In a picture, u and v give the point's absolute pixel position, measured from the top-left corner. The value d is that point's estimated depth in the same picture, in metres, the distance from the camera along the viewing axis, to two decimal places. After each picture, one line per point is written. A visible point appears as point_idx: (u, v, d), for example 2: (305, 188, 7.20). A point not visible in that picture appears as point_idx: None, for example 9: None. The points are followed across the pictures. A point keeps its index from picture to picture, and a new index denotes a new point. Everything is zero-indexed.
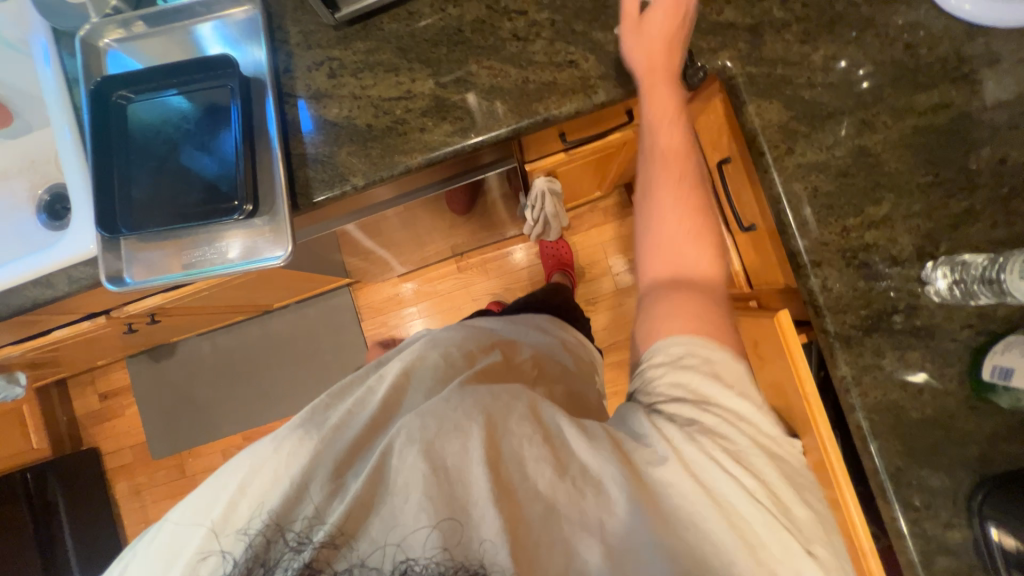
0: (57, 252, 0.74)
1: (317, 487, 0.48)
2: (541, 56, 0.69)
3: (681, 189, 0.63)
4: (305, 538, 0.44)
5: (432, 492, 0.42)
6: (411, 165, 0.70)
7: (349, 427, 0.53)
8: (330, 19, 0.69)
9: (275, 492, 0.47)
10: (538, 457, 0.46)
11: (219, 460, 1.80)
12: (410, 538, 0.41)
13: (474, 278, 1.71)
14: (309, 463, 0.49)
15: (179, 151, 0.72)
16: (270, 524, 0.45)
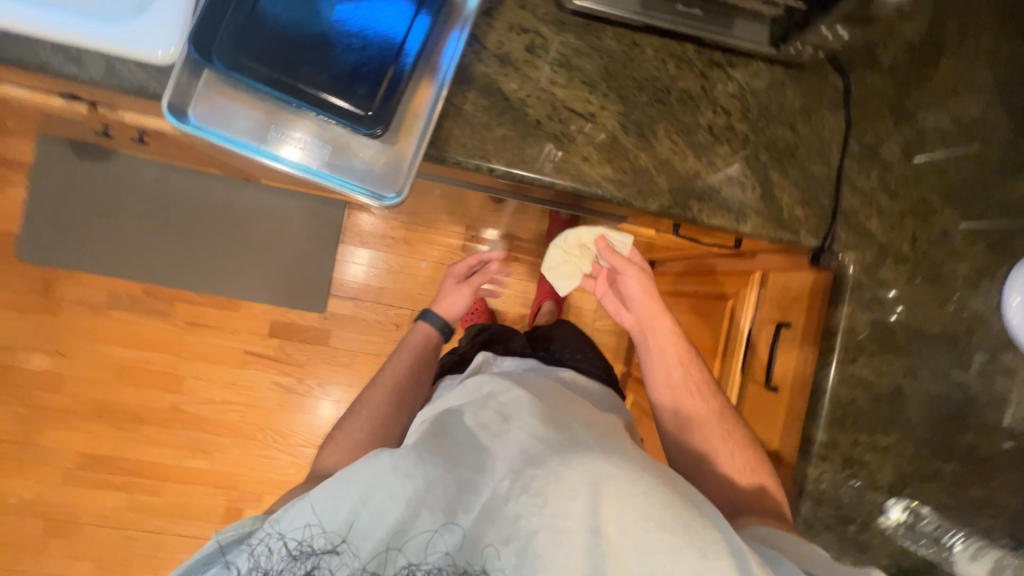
0: (109, 32, 0.57)
1: (371, 511, 0.51)
2: (720, 162, 0.69)
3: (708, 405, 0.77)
4: (326, 552, 0.49)
5: (472, 517, 0.51)
6: (557, 185, 0.66)
7: (430, 453, 0.56)
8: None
9: (336, 502, 0.51)
10: (630, 519, 0.48)
11: (102, 300, 1.53)
12: (416, 547, 0.50)
13: None
14: (378, 482, 0.52)
15: (330, 20, 0.60)
16: (286, 537, 0.50)
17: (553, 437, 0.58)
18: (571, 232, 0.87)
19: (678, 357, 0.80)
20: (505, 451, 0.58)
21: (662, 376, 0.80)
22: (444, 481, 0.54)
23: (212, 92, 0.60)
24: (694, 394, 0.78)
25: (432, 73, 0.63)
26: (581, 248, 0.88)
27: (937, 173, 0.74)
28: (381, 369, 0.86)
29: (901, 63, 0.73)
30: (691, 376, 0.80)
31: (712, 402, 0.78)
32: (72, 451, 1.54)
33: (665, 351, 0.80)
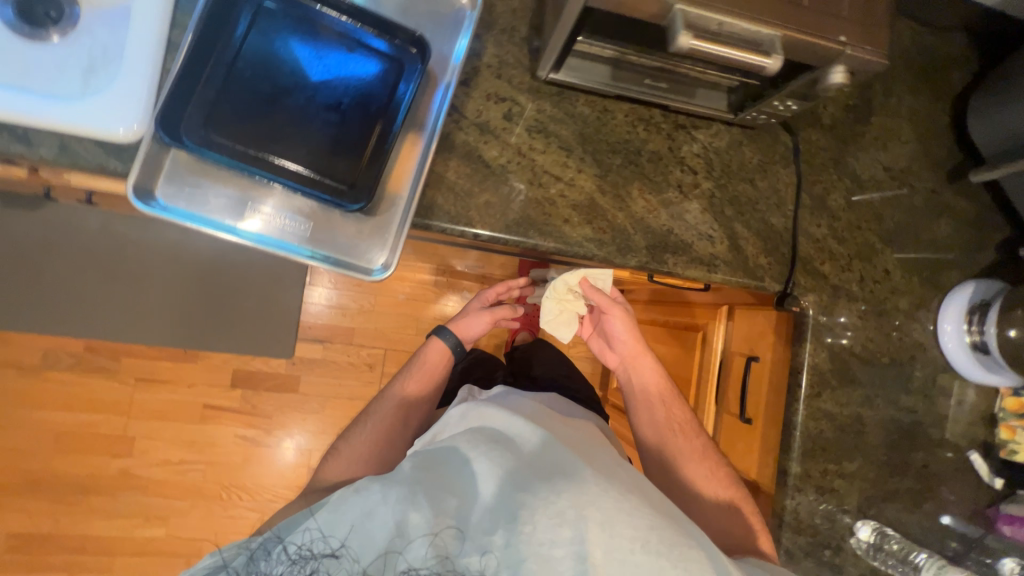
0: (64, 112, 0.55)
1: (363, 523, 0.51)
2: (689, 218, 0.74)
3: (692, 440, 0.78)
4: (326, 556, 0.50)
5: (453, 529, 0.52)
6: (540, 247, 0.68)
7: (420, 475, 0.56)
8: (540, 73, 0.66)
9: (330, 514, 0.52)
10: (608, 530, 0.50)
11: (34, 359, 1.39)
12: (408, 551, 0.50)
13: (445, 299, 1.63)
14: (367, 501, 0.52)
15: (307, 96, 0.59)
16: (289, 546, 0.51)
17: (544, 464, 0.59)
18: (558, 279, 0.81)
19: (659, 393, 0.82)
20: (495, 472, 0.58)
21: (646, 413, 0.81)
22: (433, 502, 0.53)
23: (182, 171, 0.58)
24: (676, 430, 0.78)
25: (414, 144, 0.64)
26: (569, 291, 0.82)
27: (876, 218, 0.83)
28: (392, 379, 0.79)
29: (838, 122, 0.81)
30: (673, 415, 0.80)
31: (695, 439, 0.78)
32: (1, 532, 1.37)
33: (646, 389, 0.82)
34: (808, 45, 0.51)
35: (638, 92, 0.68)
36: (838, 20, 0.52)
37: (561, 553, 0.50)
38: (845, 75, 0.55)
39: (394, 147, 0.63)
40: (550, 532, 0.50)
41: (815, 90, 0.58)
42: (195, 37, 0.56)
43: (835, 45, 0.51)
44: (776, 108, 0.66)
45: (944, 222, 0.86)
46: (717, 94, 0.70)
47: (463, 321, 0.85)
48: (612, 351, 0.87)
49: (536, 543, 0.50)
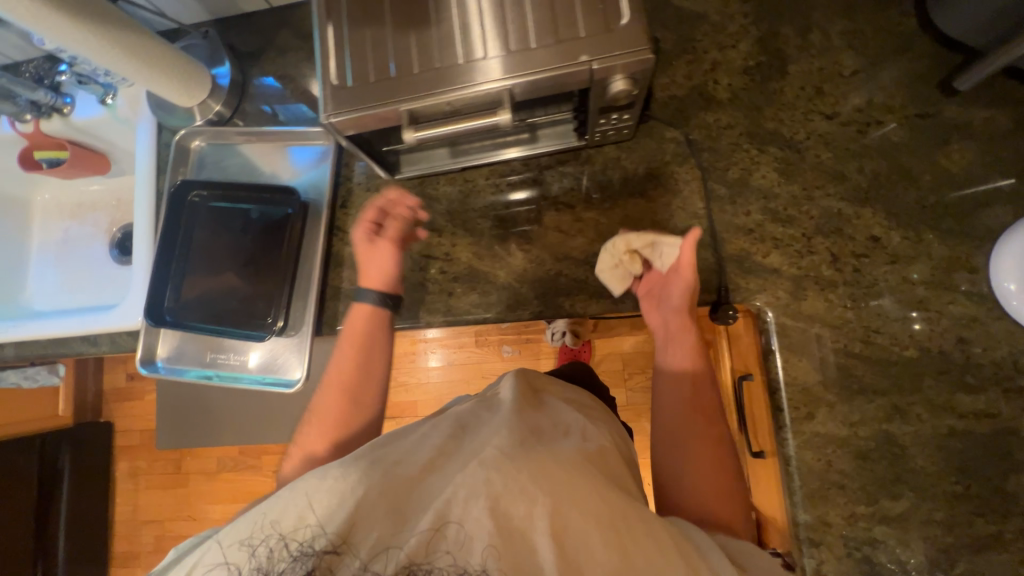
0: (109, 319, 0.82)
1: (341, 508, 0.42)
2: (577, 253, 0.70)
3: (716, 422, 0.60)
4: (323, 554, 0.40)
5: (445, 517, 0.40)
6: (432, 324, 0.72)
7: (388, 463, 0.47)
8: (391, 176, 0.73)
9: (309, 508, 0.43)
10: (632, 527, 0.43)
11: (213, 465, 1.86)
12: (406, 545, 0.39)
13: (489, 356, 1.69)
14: (344, 494, 0.43)
15: (233, 258, 0.78)
16: (288, 538, 0.42)
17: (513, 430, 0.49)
18: (616, 239, 0.65)
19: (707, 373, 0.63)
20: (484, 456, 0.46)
21: (675, 389, 0.62)
22: (406, 490, 0.44)
23: (168, 339, 0.80)
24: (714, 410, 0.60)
25: (313, 271, 0.78)
26: (628, 253, 0.65)
27: (835, 179, 0.65)
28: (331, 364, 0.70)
29: (741, 90, 0.69)
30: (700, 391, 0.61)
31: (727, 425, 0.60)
32: None
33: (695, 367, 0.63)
34: (544, 81, 0.50)
35: (481, 158, 0.71)
36: (576, 40, 0.49)
37: (568, 542, 0.40)
38: (625, 81, 0.51)
39: (297, 279, 0.77)
40: (518, 509, 0.40)
41: (608, 101, 0.54)
42: (162, 244, 0.80)
43: (575, 67, 0.49)
44: (611, 123, 0.62)
45: (958, 148, 0.63)
46: (559, 130, 0.68)
47: (368, 250, 0.71)
48: (659, 311, 0.66)
49: (503, 521, 0.39)
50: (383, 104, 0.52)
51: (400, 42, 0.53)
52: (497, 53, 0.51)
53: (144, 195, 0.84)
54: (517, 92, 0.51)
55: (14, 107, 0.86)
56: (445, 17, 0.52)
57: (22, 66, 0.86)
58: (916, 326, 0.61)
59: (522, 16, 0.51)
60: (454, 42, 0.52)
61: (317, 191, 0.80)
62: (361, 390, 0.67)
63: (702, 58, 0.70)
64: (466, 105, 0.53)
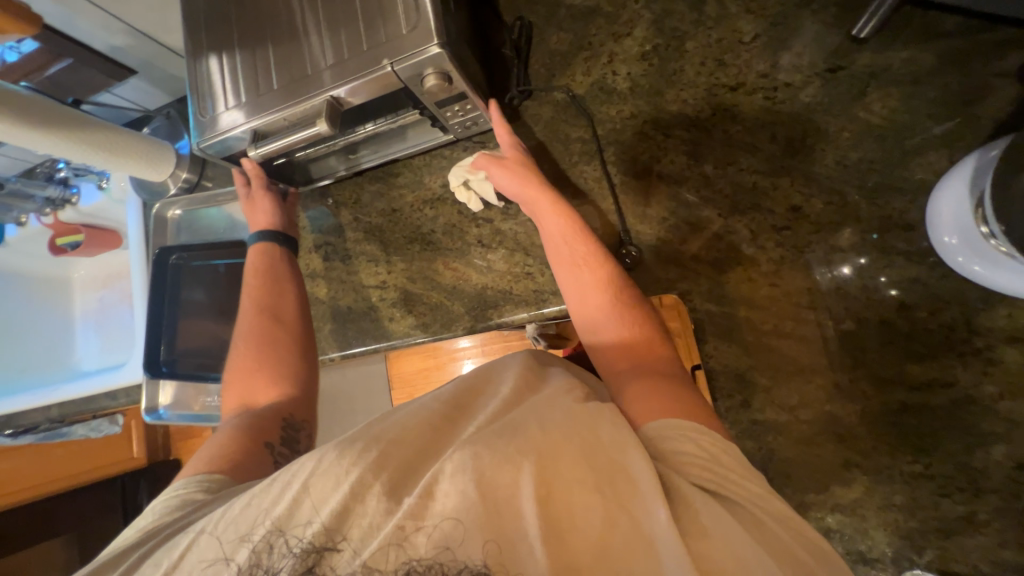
0: (123, 376, 0.95)
1: (330, 490, 0.36)
2: (501, 265, 0.72)
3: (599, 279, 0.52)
4: (324, 548, 0.35)
5: (452, 499, 0.34)
6: (379, 349, 0.77)
7: (386, 430, 0.40)
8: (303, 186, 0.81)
9: (304, 495, 0.37)
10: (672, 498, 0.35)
11: None
12: (411, 538, 0.34)
13: None
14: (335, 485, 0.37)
15: (220, 309, 0.91)
16: (287, 534, 0.36)
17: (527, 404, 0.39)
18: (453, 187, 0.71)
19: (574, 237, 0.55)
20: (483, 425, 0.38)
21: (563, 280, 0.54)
22: (404, 477, 0.37)
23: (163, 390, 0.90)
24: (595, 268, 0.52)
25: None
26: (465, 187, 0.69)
27: (746, 151, 0.62)
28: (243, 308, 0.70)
29: (640, 76, 0.67)
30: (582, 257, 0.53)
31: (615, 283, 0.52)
32: None
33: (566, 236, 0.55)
34: (357, 85, 0.54)
35: (371, 160, 0.75)
36: (378, 47, 0.52)
37: (590, 520, 0.33)
38: (437, 75, 0.53)
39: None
40: (504, 480, 0.34)
41: (432, 95, 0.57)
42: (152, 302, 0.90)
43: (379, 72, 0.52)
44: (460, 114, 0.65)
45: (878, 97, 0.58)
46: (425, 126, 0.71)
47: (253, 205, 0.75)
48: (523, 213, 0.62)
49: (488, 492, 0.34)
50: (231, 127, 0.59)
51: (246, 78, 0.58)
52: (384, 41, 0.52)
53: (138, 264, 0.96)
54: (345, 99, 0.55)
55: (34, 205, 1.02)
56: (296, 57, 0.56)
57: (37, 168, 1.03)
58: (892, 293, 0.56)
59: (341, 38, 0.54)
60: (285, 67, 0.57)
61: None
62: (281, 311, 0.68)
63: (599, 52, 0.69)
64: (301, 118, 0.57)
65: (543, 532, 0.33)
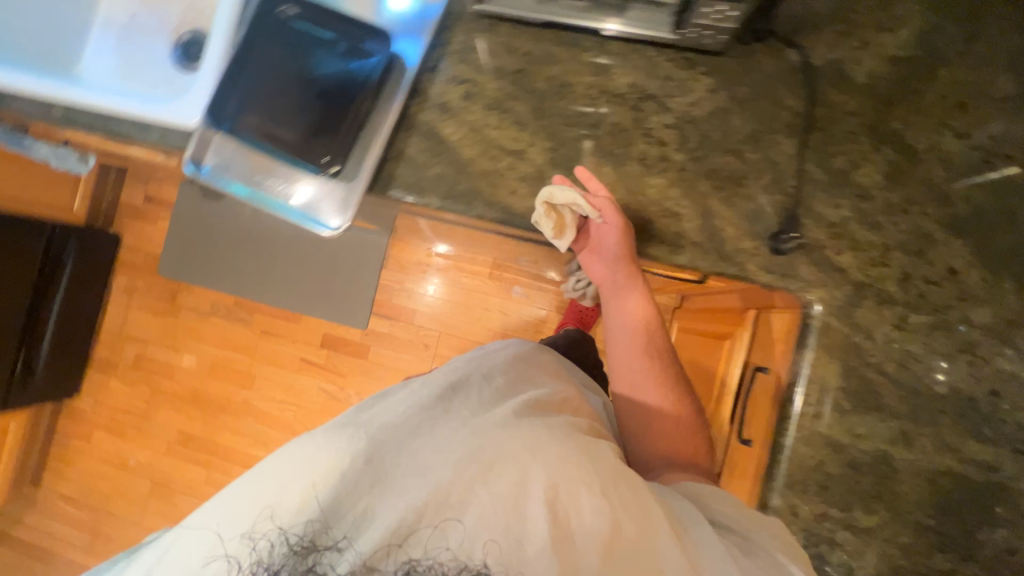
0: (163, 109, 0.79)
1: (330, 482, 0.52)
2: (652, 193, 0.68)
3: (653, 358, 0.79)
4: (328, 549, 0.50)
5: (438, 496, 0.51)
6: (487, 216, 0.71)
7: (384, 437, 0.56)
8: (477, 6, 0.71)
9: (309, 499, 0.52)
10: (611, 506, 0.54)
11: (210, 306, 1.93)
12: (412, 542, 0.50)
13: (514, 295, 1.74)
14: (333, 484, 0.52)
15: (306, 85, 0.74)
16: (287, 534, 0.51)
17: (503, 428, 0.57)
18: (545, 189, 0.67)
19: (646, 321, 0.82)
20: (467, 445, 0.55)
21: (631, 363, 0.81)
22: (389, 476, 0.53)
23: (216, 145, 0.78)
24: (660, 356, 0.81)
25: (386, 112, 0.74)
26: (552, 209, 0.68)
27: (938, 200, 0.62)
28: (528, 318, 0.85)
29: (881, 79, 0.64)
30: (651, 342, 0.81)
31: (671, 365, 0.81)
32: (173, 428, 1.93)
33: (646, 318, 0.82)
34: None
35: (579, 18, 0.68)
36: None
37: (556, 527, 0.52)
38: None
39: (368, 116, 0.74)
40: (507, 485, 0.52)
41: None
42: (236, 47, 0.75)
43: None
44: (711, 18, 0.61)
45: None
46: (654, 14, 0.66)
47: None
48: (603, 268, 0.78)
49: (472, 505, 0.51)
50: None
51: None
52: None
53: None
54: None
55: None
56: None
57: None
58: (991, 375, 0.60)
59: None
60: None
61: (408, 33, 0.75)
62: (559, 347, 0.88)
63: (855, 33, 0.65)
64: None
65: (551, 533, 0.51)
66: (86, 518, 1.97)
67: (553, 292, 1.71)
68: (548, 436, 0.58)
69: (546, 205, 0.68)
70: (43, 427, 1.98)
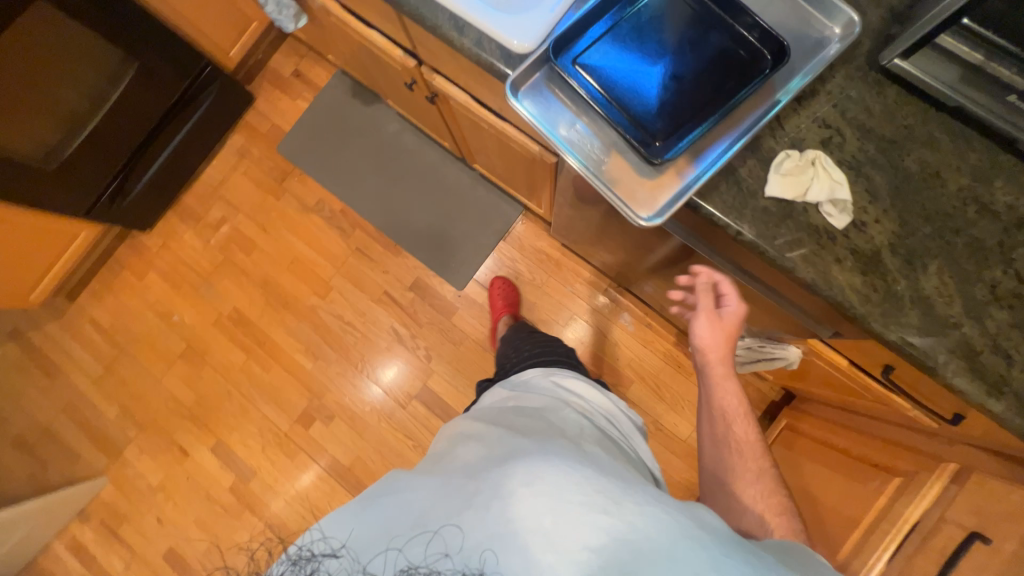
0: (494, 18, 0.74)
1: (354, 505, 0.61)
2: (990, 325, 0.62)
3: (746, 449, 0.74)
4: (326, 556, 0.55)
5: (431, 507, 0.57)
6: (800, 274, 0.65)
7: (396, 476, 0.66)
8: (885, 60, 0.66)
9: (331, 518, 0.59)
10: (582, 486, 0.53)
11: (313, 202, 1.86)
12: (407, 550, 0.53)
13: (619, 320, 1.69)
14: (355, 502, 0.61)
15: (664, 72, 0.70)
16: (285, 545, 0.57)
17: (495, 448, 0.63)
18: (819, 151, 0.66)
19: (730, 412, 0.76)
20: (469, 469, 0.61)
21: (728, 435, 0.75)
22: (396, 497, 0.61)
23: (541, 86, 0.74)
24: (740, 451, 0.74)
25: (740, 122, 0.68)
26: (809, 163, 0.66)
27: None
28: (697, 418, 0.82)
29: None
30: (742, 425, 0.75)
31: (754, 442, 0.75)
32: (230, 304, 1.86)
33: (725, 408, 0.77)
34: None
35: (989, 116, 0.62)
36: None
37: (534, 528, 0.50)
38: None
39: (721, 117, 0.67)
40: (493, 482, 0.56)
41: None
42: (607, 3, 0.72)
43: None
44: None
45: None
46: None
47: None
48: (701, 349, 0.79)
49: (463, 507, 0.55)
50: None
51: None
52: None
53: None
54: None
55: None
56: None
57: None
58: None
59: None
60: None
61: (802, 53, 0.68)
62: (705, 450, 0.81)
63: None
64: None
65: (534, 519, 0.50)
66: (105, 352, 1.90)
67: (657, 335, 1.67)
68: (537, 448, 0.60)
69: (807, 159, 0.66)
70: (101, 249, 1.90)
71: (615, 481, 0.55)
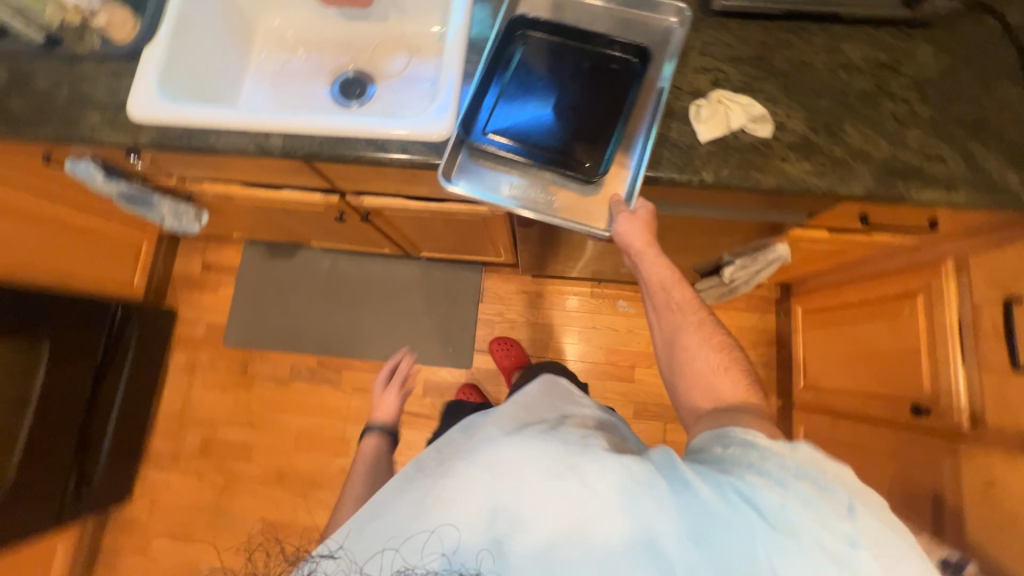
0: (408, 122, 0.80)
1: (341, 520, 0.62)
2: (914, 143, 0.74)
3: (691, 314, 0.77)
4: (324, 558, 0.57)
5: (416, 512, 0.57)
6: (764, 183, 0.74)
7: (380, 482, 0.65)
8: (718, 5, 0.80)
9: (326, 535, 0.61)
10: (562, 473, 0.56)
11: (286, 371, 1.78)
12: (402, 549, 0.55)
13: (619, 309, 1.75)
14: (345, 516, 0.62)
15: (561, 104, 0.78)
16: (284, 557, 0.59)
17: (475, 447, 0.62)
18: (720, 90, 0.78)
19: (663, 283, 0.78)
20: (450, 466, 0.60)
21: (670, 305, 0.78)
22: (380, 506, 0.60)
23: (468, 165, 0.79)
24: (685, 316, 0.77)
25: (644, 110, 0.78)
26: (717, 102, 0.77)
27: None
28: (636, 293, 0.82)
29: None
30: (677, 295, 0.78)
31: (695, 311, 0.78)
32: (256, 519, 1.67)
33: (662, 281, 0.78)
34: None
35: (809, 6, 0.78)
36: None
37: (522, 518, 0.54)
38: None
39: (624, 121, 0.78)
40: (476, 487, 0.56)
41: None
42: (486, 73, 0.79)
43: None
44: None
45: None
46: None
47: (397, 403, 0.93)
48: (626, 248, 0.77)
49: (450, 513, 0.55)
50: None
51: None
52: None
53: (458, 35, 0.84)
54: None
55: None
56: None
57: None
58: None
59: None
60: None
61: (658, 36, 0.81)
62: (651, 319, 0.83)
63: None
64: None
65: (517, 519, 0.54)
66: None
67: None
68: (519, 441, 0.60)
69: (715, 99, 0.77)
70: (86, 548, 1.65)
71: (569, 447, 0.59)
